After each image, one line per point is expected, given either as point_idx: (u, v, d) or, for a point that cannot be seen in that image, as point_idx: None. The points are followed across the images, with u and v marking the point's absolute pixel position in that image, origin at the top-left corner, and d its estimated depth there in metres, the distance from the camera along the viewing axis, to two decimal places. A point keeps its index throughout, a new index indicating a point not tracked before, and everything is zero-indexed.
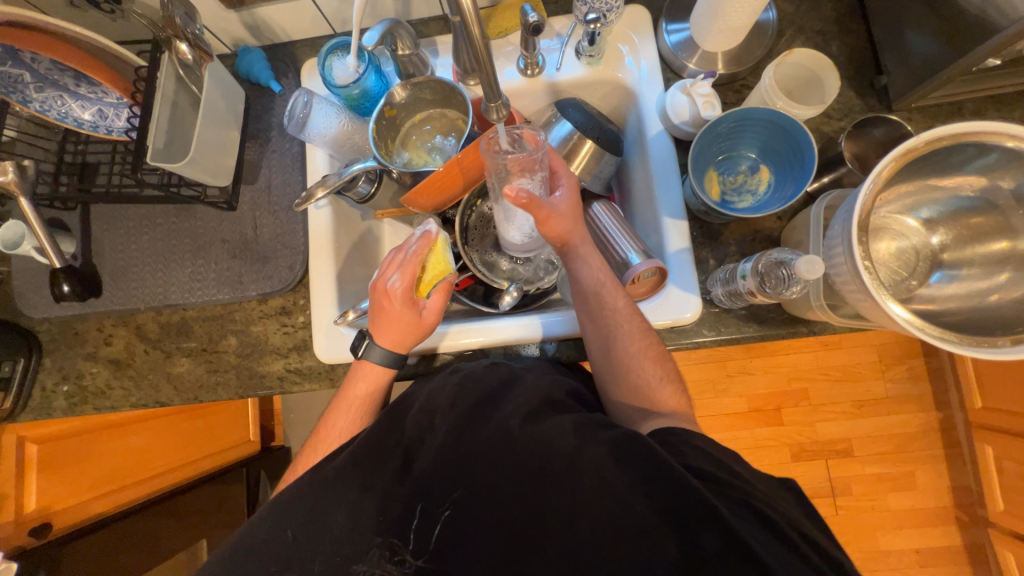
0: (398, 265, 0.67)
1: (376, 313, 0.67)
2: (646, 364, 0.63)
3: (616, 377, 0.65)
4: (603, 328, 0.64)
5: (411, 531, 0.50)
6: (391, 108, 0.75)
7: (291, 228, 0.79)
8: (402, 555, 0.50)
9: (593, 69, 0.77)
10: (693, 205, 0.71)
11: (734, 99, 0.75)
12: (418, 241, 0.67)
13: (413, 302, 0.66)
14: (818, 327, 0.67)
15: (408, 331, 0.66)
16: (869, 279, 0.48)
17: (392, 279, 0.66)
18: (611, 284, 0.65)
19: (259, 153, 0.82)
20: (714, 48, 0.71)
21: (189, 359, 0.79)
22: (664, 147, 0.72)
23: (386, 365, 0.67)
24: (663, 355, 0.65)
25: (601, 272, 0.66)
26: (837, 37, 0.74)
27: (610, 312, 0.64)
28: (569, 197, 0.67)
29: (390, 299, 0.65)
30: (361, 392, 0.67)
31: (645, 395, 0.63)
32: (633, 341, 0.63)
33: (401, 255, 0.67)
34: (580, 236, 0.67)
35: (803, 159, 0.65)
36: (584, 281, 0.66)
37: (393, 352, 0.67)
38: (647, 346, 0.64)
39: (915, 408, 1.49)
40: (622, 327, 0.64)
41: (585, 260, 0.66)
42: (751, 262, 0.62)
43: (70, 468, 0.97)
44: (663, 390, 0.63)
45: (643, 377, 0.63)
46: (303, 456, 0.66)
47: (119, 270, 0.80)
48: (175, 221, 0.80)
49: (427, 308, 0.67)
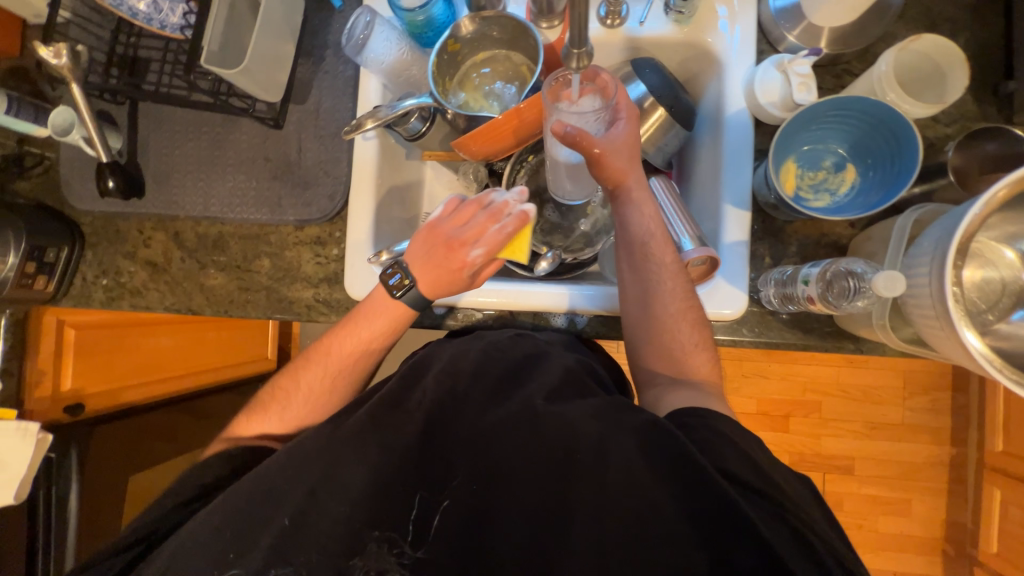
0: (482, 233, 0.59)
1: (432, 265, 0.61)
2: (681, 327, 0.61)
3: (645, 337, 0.62)
4: (644, 282, 0.62)
5: (409, 524, 0.49)
6: (455, 42, 0.70)
7: (335, 156, 0.77)
8: (401, 548, 0.48)
9: (679, 28, 0.70)
10: (762, 196, 0.66)
11: (832, 84, 0.68)
12: (517, 221, 0.58)
13: (478, 271, 0.62)
14: (867, 345, 0.64)
15: (455, 288, 0.63)
16: (954, 306, 0.44)
17: (476, 252, 0.58)
18: (660, 238, 0.63)
19: (311, 72, 0.78)
20: (823, 22, 0.64)
21: (222, 274, 0.79)
22: (743, 126, 0.66)
23: (411, 306, 0.64)
24: (701, 322, 0.62)
25: (651, 223, 0.63)
26: (967, 29, 0.65)
27: (655, 265, 0.62)
28: (627, 132, 0.62)
29: (463, 266, 0.60)
30: (370, 331, 0.65)
31: (674, 359, 0.61)
32: (673, 299, 0.61)
33: (494, 225, 0.59)
34: (636, 176, 0.63)
35: (902, 163, 0.58)
36: (633, 230, 0.63)
37: (427, 299, 0.64)
38: (687, 309, 0.61)
39: (928, 440, 1.46)
40: (663, 283, 0.61)
41: (637, 207, 0.63)
42: (818, 267, 0.56)
43: (101, 358, 1.03)
44: (694, 356, 0.61)
45: (676, 338, 0.61)
46: (305, 374, 0.67)
47: (163, 173, 0.79)
48: (220, 132, 0.79)
49: (479, 278, 0.64)
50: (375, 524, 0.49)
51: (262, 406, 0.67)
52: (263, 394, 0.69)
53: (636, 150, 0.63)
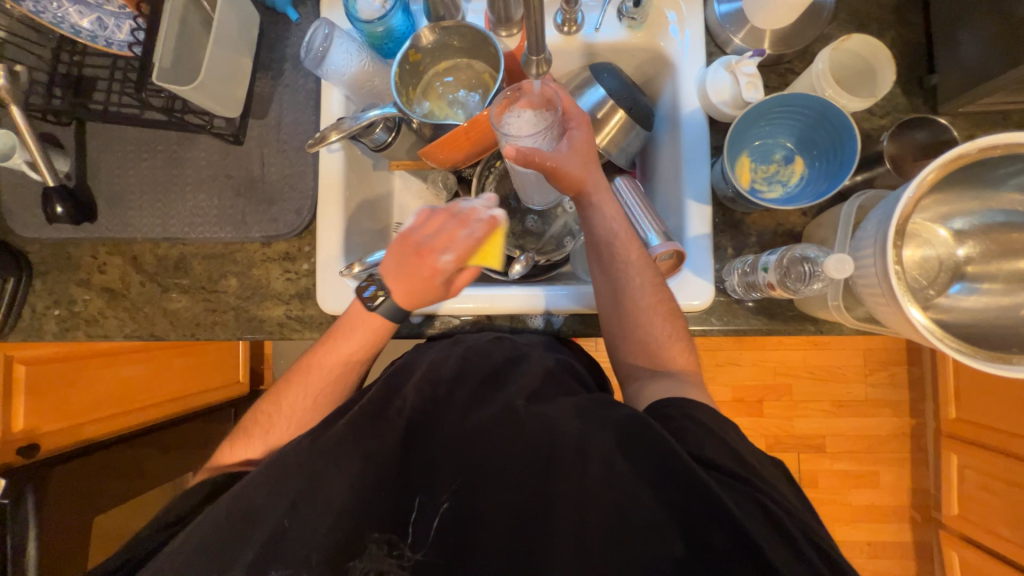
0: (452, 240, 0.57)
1: (404, 277, 0.59)
2: (654, 321, 0.63)
3: (621, 333, 0.64)
4: (614, 281, 0.64)
5: (409, 526, 0.50)
6: (416, 51, 0.70)
7: (300, 170, 0.76)
8: (400, 550, 0.49)
9: (633, 33, 0.73)
10: (721, 190, 0.69)
11: (777, 82, 0.72)
12: (485, 225, 0.56)
13: (450, 278, 0.61)
14: (825, 326, 0.67)
15: (426, 297, 0.61)
16: (897, 284, 0.47)
17: (445, 258, 0.57)
18: (625, 237, 0.64)
19: (270, 86, 0.76)
20: (765, 23, 0.67)
21: (187, 296, 0.77)
22: (698, 125, 0.69)
23: (388, 317, 0.63)
24: (674, 313, 0.64)
25: (615, 223, 0.65)
26: (893, 28, 0.70)
27: (622, 264, 0.64)
28: (580, 138, 0.63)
29: (436, 274, 0.58)
30: (351, 339, 0.65)
31: (652, 352, 0.63)
32: (642, 295, 0.63)
33: (464, 231, 0.57)
34: (594, 180, 0.64)
35: (843, 154, 0.62)
36: (597, 231, 0.65)
37: (400, 309, 0.62)
38: (657, 303, 0.63)
39: (890, 413, 1.55)
40: (632, 280, 0.63)
41: (599, 208, 0.65)
42: (775, 255, 0.60)
43: (59, 393, 0.97)
44: (670, 347, 0.63)
45: (650, 332, 0.63)
46: (290, 387, 0.66)
47: (116, 195, 0.76)
48: (177, 150, 0.76)
49: (455, 284, 0.62)
50: (376, 527, 0.49)
51: (249, 428, 0.65)
52: (245, 424, 0.66)
53: (592, 153, 0.64)
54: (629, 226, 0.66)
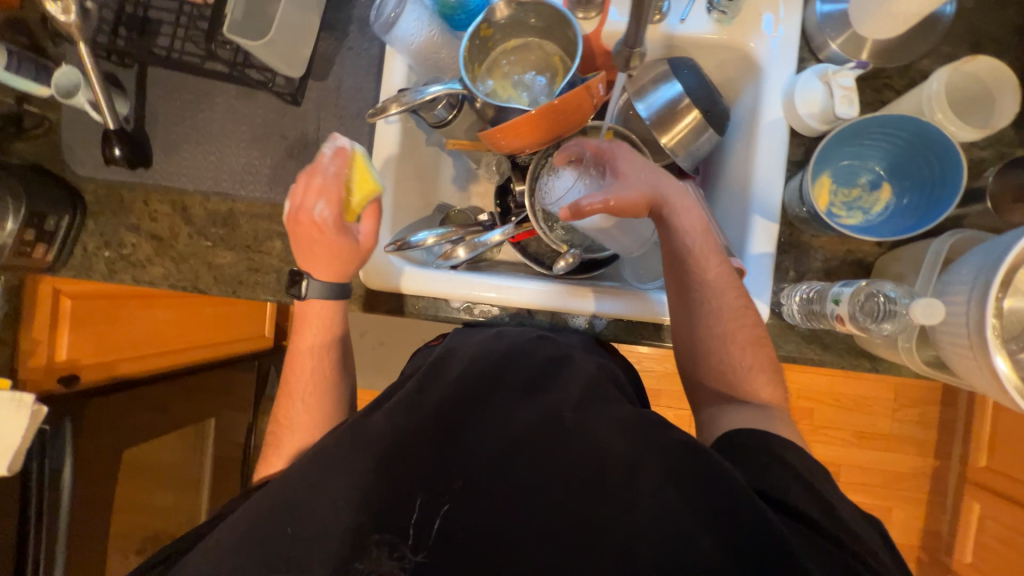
0: (318, 190, 0.60)
1: (307, 245, 0.63)
2: (732, 343, 0.61)
3: (701, 359, 0.63)
4: (689, 302, 0.62)
5: (410, 526, 0.45)
6: (488, 26, 0.67)
7: (355, 138, 0.74)
8: (401, 552, 0.44)
9: (721, 29, 0.68)
10: (793, 209, 0.65)
11: (872, 98, 0.66)
12: (334, 161, 0.61)
13: (345, 229, 0.62)
14: (883, 366, 0.64)
15: (347, 259, 0.63)
16: (991, 335, 0.44)
17: (317, 208, 0.60)
18: (703, 256, 0.61)
19: (334, 47, 0.74)
20: (870, 33, 0.62)
21: (232, 253, 0.77)
22: (779, 136, 0.65)
23: (327, 297, 0.65)
24: (758, 341, 0.61)
25: (694, 239, 0.61)
26: (1012, 51, 0.64)
27: (697, 285, 0.61)
28: (626, 167, 0.64)
29: (321, 230, 0.61)
30: (317, 325, 0.67)
31: (729, 376, 0.62)
32: (719, 318, 0.61)
33: (319, 178, 0.61)
34: (664, 196, 0.62)
35: (942, 189, 0.57)
36: (674, 249, 0.62)
37: (331, 283, 0.65)
38: (737, 327, 0.61)
39: (914, 451, 1.50)
40: (709, 303, 0.61)
41: (677, 224, 0.62)
42: (851, 287, 0.55)
43: (98, 329, 1.01)
44: (750, 373, 0.61)
45: (727, 355, 0.62)
46: (290, 392, 0.66)
47: (172, 144, 0.76)
48: (235, 104, 0.75)
49: (363, 235, 0.63)
50: (377, 526, 0.44)
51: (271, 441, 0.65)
52: (270, 428, 0.66)
53: (647, 171, 0.63)
54: (709, 240, 0.62)
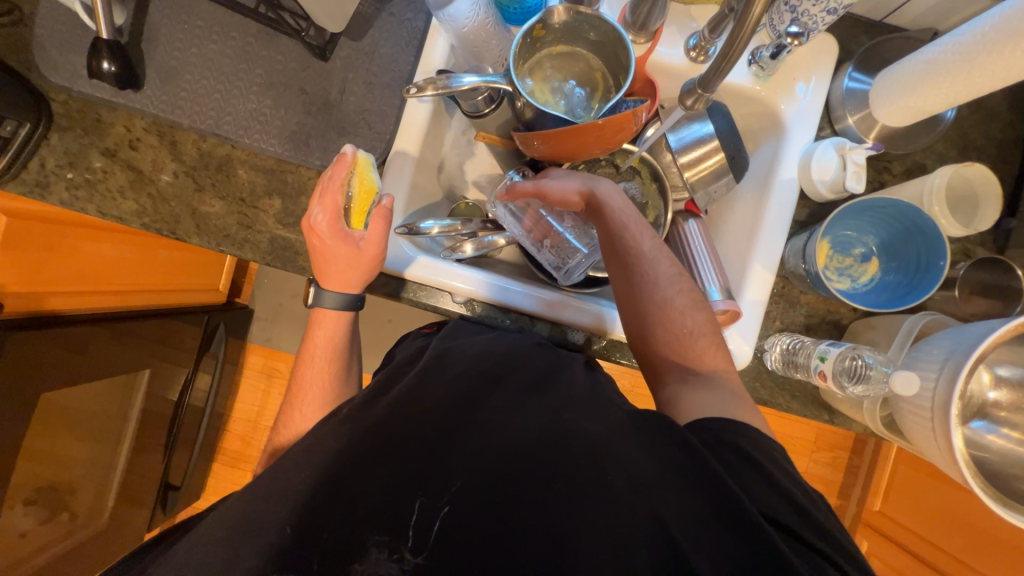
0: (318, 196, 0.60)
1: (316, 256, 0.62)
2: (676, 313, 0.62)
3: (649, 332, 0.62)
4: (630, 273, 0.63)
5: (410, 527, 0.43)
6: (542, 27, 0.66)
7: (382, 109, 0.70)
8: (401, 553, 0.42)
9: (757, 82, 0.71)
10: (790, 264, 0.70)
11: (872, 177, 0.72)
12: (333, 166, 0.60)
13: (345, 234, 0.60)
14: (840, 419, 0.71)
15: (352, 267, 0.62)
16: (953, 412, 0.50)
17: (313, 213, 0.59)
18: (636, 227, 0.64)
19: (374, 9, 0.70)
20: (884, 117, 0.68)
21: (222, 202, 0.71)
22: (788, 194, 0.70)
23: (342, 307, 0.64)
24: (698, 303, 0.62)
25: (625, 213, 0.64)
26: (990, 161, 0.72)
27: (634, 256, 0.63)
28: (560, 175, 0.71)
29: (319, 236, 0.60)
30: (321, 338, 0.65)
31: (679, 347, 0.61)
32: (660, 288, 0.62)
33: (319, 184, 0.61)
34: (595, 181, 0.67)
35: (924, 275, 0.63)
36: (610, 224, 0.64)
37: (344, 294, 0.63)
38: (680, 296, 0.62)
39: (822, 490, 1.67)
40: (648, 273, 0.63)
41: (608, 199, 0.65)
42: (838, 348, 0.60)
43: (37, 257, 0.86)
44: (698, 342, 0.61)
45: (674, 326, 0.61)
46: (295, 408, 0.63)
47: (172, 71, 0.68)
48: (253, 43, 0.69)
49: (367, 240, 0.61)
50: (375, 527, 0.43)
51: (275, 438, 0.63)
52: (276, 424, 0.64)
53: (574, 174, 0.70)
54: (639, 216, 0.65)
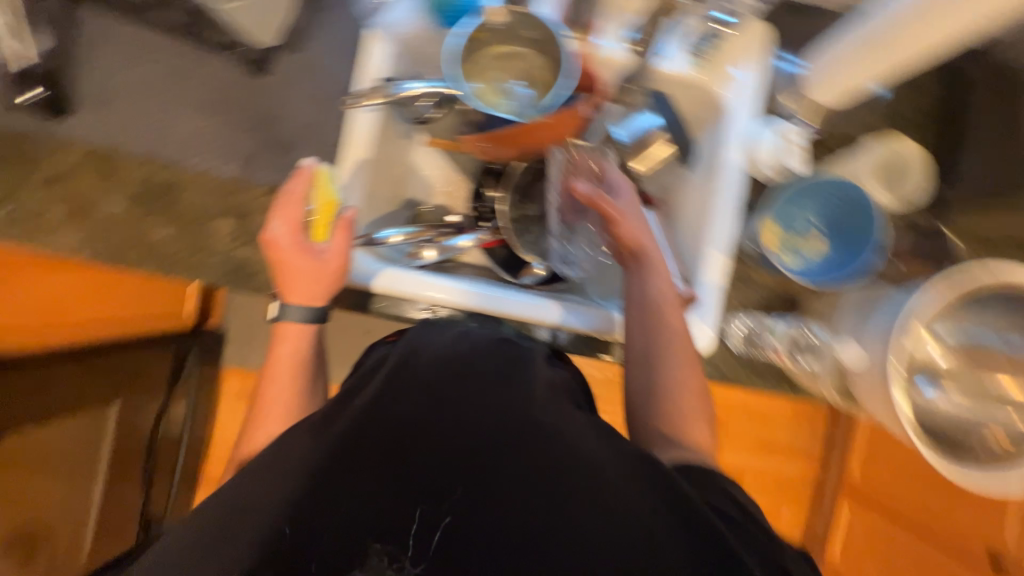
0: (281, 212, 0.61)
1: (280, 271, 0.60)
2: (688, 395, 0.58)
3: (650, 404, 0.59)
4: (652, 342, 0.61)
5: (409, 537, 0.40)
6: (480, 29, 0.66)
7: (325, 120, 0.71)
8: (401, 564, 0.39)
9: (696, 71, 0.72)
10: (744, 246, 0.72)
11: (812, 155, 0.76)
12: (294, 179, 0.63)
13: (307, 247, 0.60)
14: (802, 391, 0.73)
15: (314, 279, 0.60)
16: (892, 369, 0.54)
17: (275, 228, 0.60)
18: (672, 305, 0.62)
19: (310, 20, 0.70)
20: (820, 99, 0.72)
21: (168, 227, 0.68)
22: (737, 178, 0.71)
23: (308, 320, 0.61)
24: (705, 394, 0.60)
25: (666, 288, 0.62)
26: (919, 131, 0.76)
27: (665, 329, 0.61)
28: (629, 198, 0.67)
29: (280, 249, 0.60)
30: (286, 353, 0.61)
31: (674, 422, 0.57)
32: (680, 366, 0.59)
33: (283, 200, 0.63)
34: (652, 244, 0.65)
35: (861, 247, 0.68)
36: (648, 292, 0.63)
37: (309, 307, 0.61)
38: (694, 378, 0.59)
39: (805, 461, 1.71)
40: (672, 347, 0.60)
41: (652, 270, 0.63)
42: (791, 328, 0.68)
43: None
44: (696, 423, 0.57)
45: (682, 405, 0.58)
46: (254, 432, 0.57)
47: (105, 96, 0.66)
48: (190, 64, 0.69)
49: (328, 251, 0.61)
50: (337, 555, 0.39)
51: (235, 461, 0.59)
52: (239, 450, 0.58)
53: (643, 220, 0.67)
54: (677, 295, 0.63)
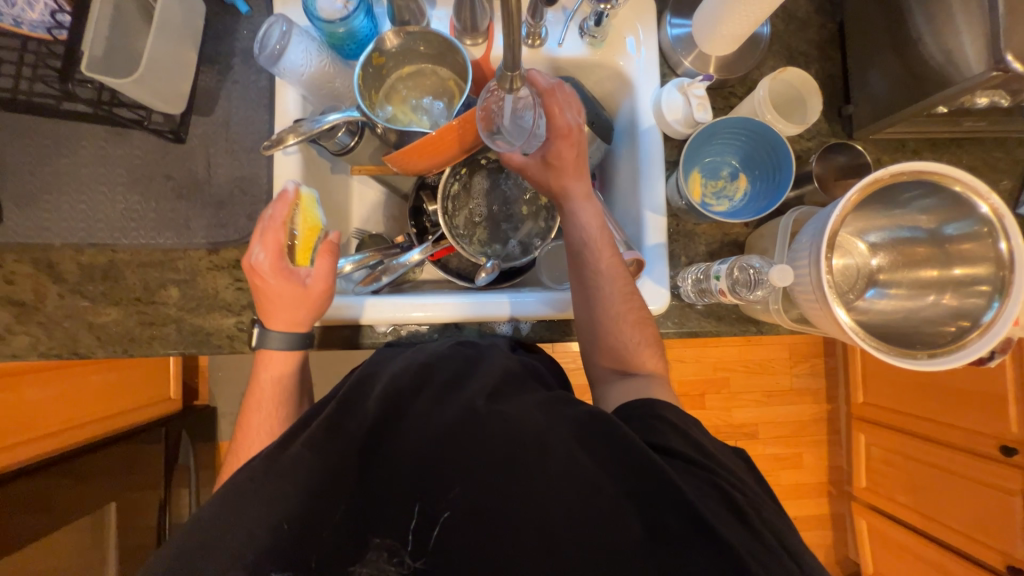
0: (260, 237, 0.59)
1: (260, 297, 0.61)
2: (624, 328, 0.64)
3: (598, 346, 0.66)
4: (584, 286, 0.66)
5: (410, 532, 0.43)
6: (380, 55, 0.69)
7: (252, 172, 0.71)
8: (401, 557, 0.43)
9: (594, 51, 0.76)
10: (675, 202, 0.74)
11: (723, 103, 0.79)
12: (275, 205, 0.60)
13: (289, 271, 0.59)
14: (766, 328, 0.75)
15: (298, 306, 0.60)
16: (828, 289, 0.54)
17: (256, 253, 0.59)
18: (598, 243, 0.66)
19: (217, 81, 0.71)
20: (711, 51, 0.73)
21: (118, 308, 0.69)
22: (654, 142, 0.74)
23: (291, 348, 0.62)
24: (645, 320, 0.66)
25: (590, 229, 0.67)
26: (817, 61, 0.80)
27: (592, 269, 0.65)
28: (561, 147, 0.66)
29: (262, 277, 0.59)
30: (268, 379, 0.62)
31: (622, 357, 0.64)
32: (612, 302, 0.64)
33: (260, 225, 0.60)
34: (574, 189, 0.67)
35: (779, 177, 0.70)
36: (574, 235, 0.68)
37: (291, 333, 0.62)
38: (628, 311, 0.64)
39: (812, 400, 1.73)
40: (602, 286, 0.65)
41: (576, 214, 0.68)
42: (726, 265, 0.65)
43: None
44: (640, 353, 0.64)
45: (621, 339, 0.64)
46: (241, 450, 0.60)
47: (27, 196, 0.67)
48: (104, 146, 0.69)
49: (312, 277, 0.61)
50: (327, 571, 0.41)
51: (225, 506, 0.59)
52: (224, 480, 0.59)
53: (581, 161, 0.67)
54: (606, 233, 0.67)
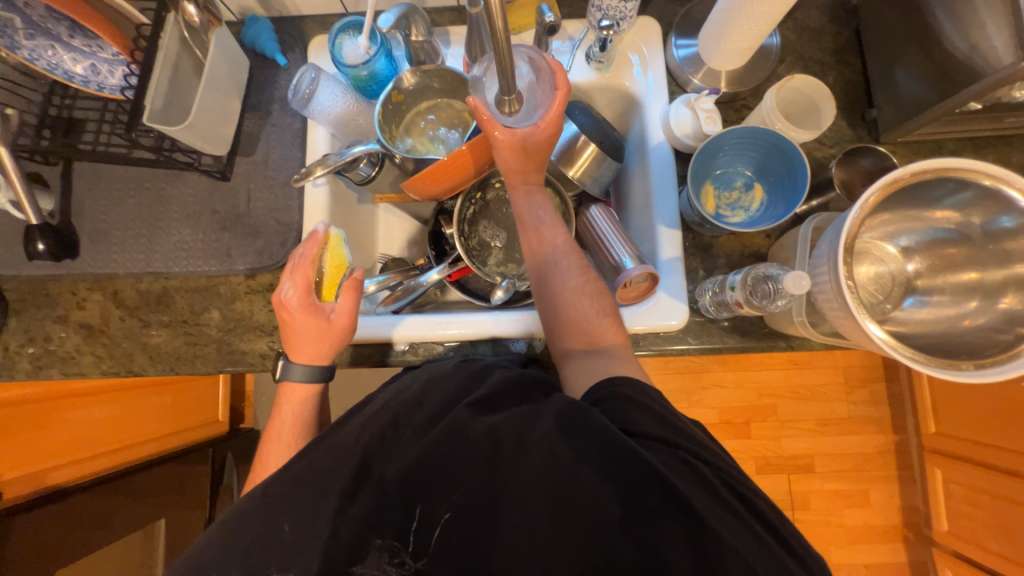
0: (291, 273, 0.64)
1: (286, 329, 0.65)
2: (582, 299, 0.62)
3: (557, 324, 0.63)
4: (543, 264, 0.65)
5: (410, 532, 0.44)
6: (398, 92, 0.75)
7: (286, 204, 0.78)
8: (401, 559, 0.43)
9: (601, 75, 0.79)
10: (688, 215, 0.73)
11: (734, 116, 0.78)
12: (306, 244, 0.66)
13: (316, 306, 0.63)
14: (796, 342, 0.70)
15: (323, 339, 0.64)
16: (850, 299, 0.51)
17: (285, 289, 0.63)
18: (551, 223, 0.66)
19: (259, 125, 0.80)
20: (720, 66, 0.74)
21: (168, 330, 0.76)
22: (663, 157, 0.74)
23: (310, 381, 0.65)
24: (602, 291, 0.64)
25: (542, 210, 0.67)
26: (834, 68, 0.78)
27: (549, 248, 0.65)
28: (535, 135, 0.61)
29: (290, 310, 0.63)
30: (289, 411, 0.65)
31: (584, 331, 0.61)
32: (570, 276, 0.63)
33: (291, 262, 0.65)
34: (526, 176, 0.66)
35: (796, 181, 0.68)
36: (526, 218, 0.67)
37: (312, 366, 0.65)
38: (586, 282, 0.63)
39: (875, 429, 1.57)
40: (560, 261, 0.64)
41: (525, 197, 0.67)
42: (741, 274, 0.64)
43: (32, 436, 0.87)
44: (601, 324, 0.61)
45: (581, 312, 0.62)
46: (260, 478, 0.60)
47: (100, 232, 0.77)
48: (163, 187, 0.78)
49: (337, 311, 0.65)
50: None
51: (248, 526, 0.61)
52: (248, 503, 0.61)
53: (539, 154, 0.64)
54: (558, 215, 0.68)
